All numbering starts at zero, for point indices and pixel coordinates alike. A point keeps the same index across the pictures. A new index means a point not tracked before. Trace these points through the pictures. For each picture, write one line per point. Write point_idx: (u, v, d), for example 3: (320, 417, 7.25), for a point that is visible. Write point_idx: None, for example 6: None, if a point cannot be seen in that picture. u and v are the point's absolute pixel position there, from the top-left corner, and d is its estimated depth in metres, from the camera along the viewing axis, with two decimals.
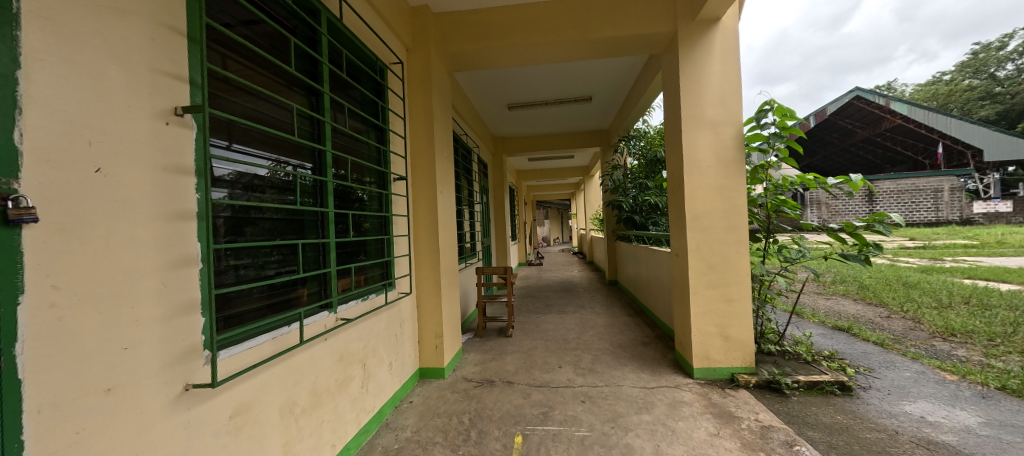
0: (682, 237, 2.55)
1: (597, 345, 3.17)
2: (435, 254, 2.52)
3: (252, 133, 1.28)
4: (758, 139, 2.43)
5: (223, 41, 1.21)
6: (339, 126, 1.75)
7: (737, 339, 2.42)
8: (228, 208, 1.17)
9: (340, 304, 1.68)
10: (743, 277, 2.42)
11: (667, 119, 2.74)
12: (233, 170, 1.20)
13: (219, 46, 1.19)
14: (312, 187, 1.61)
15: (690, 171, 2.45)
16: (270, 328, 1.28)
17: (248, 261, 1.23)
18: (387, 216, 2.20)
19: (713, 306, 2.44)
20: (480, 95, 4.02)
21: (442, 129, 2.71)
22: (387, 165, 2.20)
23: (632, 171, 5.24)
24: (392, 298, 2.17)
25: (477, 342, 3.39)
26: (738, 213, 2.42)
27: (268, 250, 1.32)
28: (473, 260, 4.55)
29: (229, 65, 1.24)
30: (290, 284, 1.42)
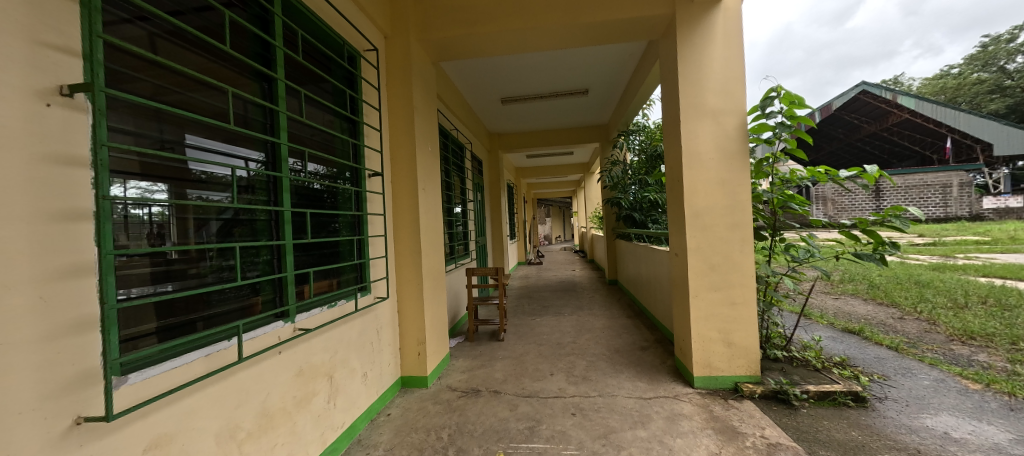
0: (681, 236, 2.37)
1: (593, 350, 3.00)
2: (417, 254, 2.36)
3: (184, 121, 1.14)
4: (764, 130, 2.25)
5: (170, 29, 1.12)
6: (297, 116, 1.58)
7: (741, 346, 2.24)
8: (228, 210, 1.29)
9: (299, 313, 1.53)
10: (747, 278, 2.24)
11: (665, 109, 2.55)
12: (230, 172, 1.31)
13: (165, 34, 1.11)
14: (265, 182, 1.46)
15: (690, 164, 2.27)
16: (203, 343, 1.13)
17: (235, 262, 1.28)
18: (363, 215, 2.04)
19: (715, 310, 2.26)
20: (471, 87, 3.86)
21: (424, 122, 2.54)
22: (361, 161, 2.04)
23: (632, 167, 5.04)
24: (365, 303, 2.01)
25: (467, 347, 3.22)
26: (741, 209, 2.24)
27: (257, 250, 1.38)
28: (466, 260, 4.39)
29: (169, 50, 1.12)
30: (235, 293, 1.28)
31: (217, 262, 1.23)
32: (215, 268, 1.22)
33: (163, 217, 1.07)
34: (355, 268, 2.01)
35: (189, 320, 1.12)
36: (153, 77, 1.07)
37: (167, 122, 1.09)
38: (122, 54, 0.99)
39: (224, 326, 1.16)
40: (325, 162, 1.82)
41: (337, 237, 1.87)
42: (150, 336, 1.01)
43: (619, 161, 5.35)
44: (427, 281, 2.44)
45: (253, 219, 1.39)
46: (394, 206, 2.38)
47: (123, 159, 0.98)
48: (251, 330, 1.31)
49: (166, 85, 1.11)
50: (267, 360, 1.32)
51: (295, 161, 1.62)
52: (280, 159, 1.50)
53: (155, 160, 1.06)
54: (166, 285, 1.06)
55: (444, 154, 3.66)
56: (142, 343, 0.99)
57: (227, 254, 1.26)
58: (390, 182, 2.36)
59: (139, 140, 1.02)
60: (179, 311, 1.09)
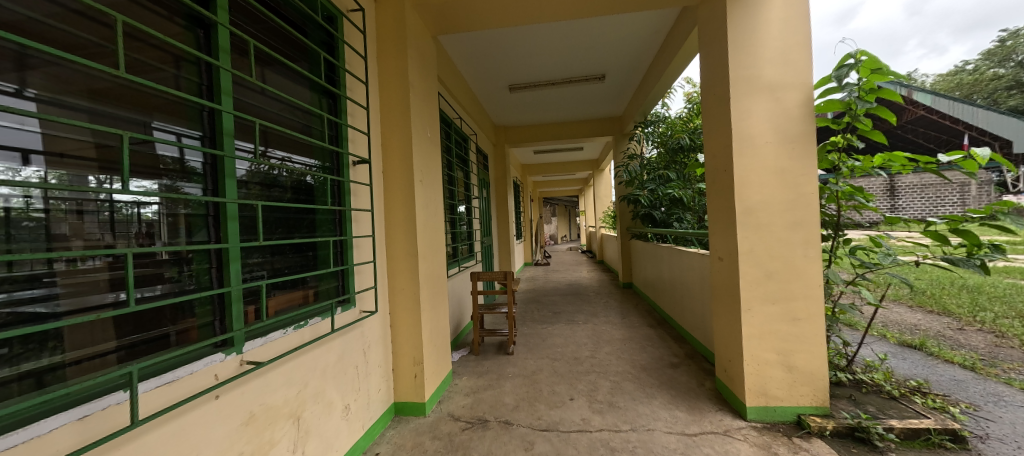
0: (728, 237, 1.96)
1: (617, 368, 2.61)
2: (413, 258, 1.99)
3: (127, 93, 0.87)
4: (836, 108, 1.85)
5: None
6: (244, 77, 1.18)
7: (806, 371, 1.83)
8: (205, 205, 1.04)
9: (249, 340, 1.14)
10: (814, 288, 1.83)
11: (706, 86, 2.15)
12: (203, 158, 1.04)
13: None
14: (203, 165, 1.05)
15: (742, 150, 1.86)
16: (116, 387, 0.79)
17: (210, 263, 1.05)
18: (345, 211, 1.65)
19: (773, 326, 1.85)
20: (476, 69, 3.50)
21: (422, 102, 2.17)
22: (343, 144, 1.67)
23: (651, 162, 4.64)
24: (342, 323, 1.60)
25: (471, 363, 2.84)
26: (808, 204, 1.83)
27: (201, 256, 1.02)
28: (470, 263, 4.02)
29: (130, 9, 0.91)
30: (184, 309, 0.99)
31: (205, 266, 1.04)
32: (201, 271, 1.03)
33: (152, 217, 0.91)
34: (336, 275, 1.65)
35: (164, 332, 0.94)
36: (132, 51, 0.90)
37: (105, 96, 0.82)
38: (91, 22, 0.82)
39: (105, 376, 0.74)
40: (291, 146, 1.43)
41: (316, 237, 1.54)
42: (114, 353, 0.83)
43: (636, 155, 4.91)
44: (424, 290, 2.05)
45: (211, 213, 1.06)
46: (386, 201, 2.00)
47: (77, 140, 0.78)
48: (152, 376, 0.87)
49: (147, 60, 0.93)
50: (198, 410, 0.94)
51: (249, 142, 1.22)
52: (223, 137, 1.08)
53: (127, 146, 0.86)
54: (151, 289, 0.89)
55: (446, 144, 3.28)
56: (100, 363, 0.80)
57: (200, 254, 1.03)
58: (380, 171, 1.98)
59: (99, 120, 0.81)
60: (151, 324, 0.91)
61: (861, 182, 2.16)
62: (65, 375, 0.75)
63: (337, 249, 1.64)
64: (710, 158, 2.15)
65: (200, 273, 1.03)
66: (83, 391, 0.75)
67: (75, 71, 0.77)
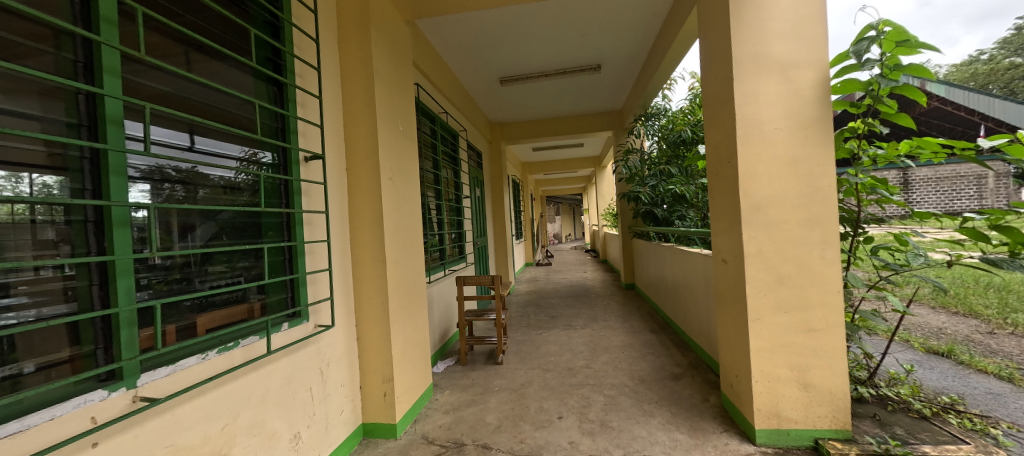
0: (733, 237, 1.74)
1: (613, 380, 2.39)
2: (380, 265, 1.79)
3: (52, 91, 0.82)
4: (854, 88, 1.62)
5: None
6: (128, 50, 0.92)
7: (824, 389, 1.61)
8: (88, 210, 0.86)
9: (143, 374, 0.94)
10: (833, 295, 1.59)
11: (708, 68, 1.92)
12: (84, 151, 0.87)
13: None
14: (79, 160, 0.86)
15: (748, 137, 1.64)
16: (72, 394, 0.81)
17: (78, 281, 0.85)
18: (294, 213, 1.47)
19: (787, 338, 1.62)
20: (463, 59, 3.30)
21: (392, 90, 1.96)
22: (292, 139, 1.47)
23: (651, 157, 4.41)
24: (287, 341, 1.40)
25: (456, 374, 2.63)
26: (825, 198, 1.59)
27: (83, 268, 0.85)
28: (461, 265, 3.82)
29: None
30: (65, 337, 0.82)
31: (84, 286, 0.86)
32: (84, 290, 0.86)
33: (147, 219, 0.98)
34: (285, 285, 1.47)
35: (90, 350, 0.87)
36: (53, 47, 0.83)
37: (54, 98, 0.82)
38: (18, 19, 0.77)
39: None
40: (224, 140, 1.25)
41: (268, 242, 1.42)
42: (60, 366, 0.81)
43: (635, 149, 4.68)
44: (394, 299, 1.85)
45: (91, 219, 0.87)
46: (351, 201, 1.81)
47: (29, 150, 0.77)
48: None
49: (66, 54, 0.85)
50: None
51: (226, 150, 1.26)
52: (109, 126, 0.88)
53: (71, 152, 0.85)
54: (75, 303, 0.84)
55: (430, 140, 3.08)
56: (56, 373, 0.80)
57: (79, 270, 0.85)
58: (342, 169, 1.78)
59: (50, 129, 0.81)
60: (90, 335, 0.86)
61: (884, 172, 1.92)
62: (21, 384, 0.75)
63: (285, 257, 1.46)
64: (713, 149, 1.92)
65: (82, 291, 0.86)
66: (45, 395, 0.77)
67: (17, 77, 0.76)
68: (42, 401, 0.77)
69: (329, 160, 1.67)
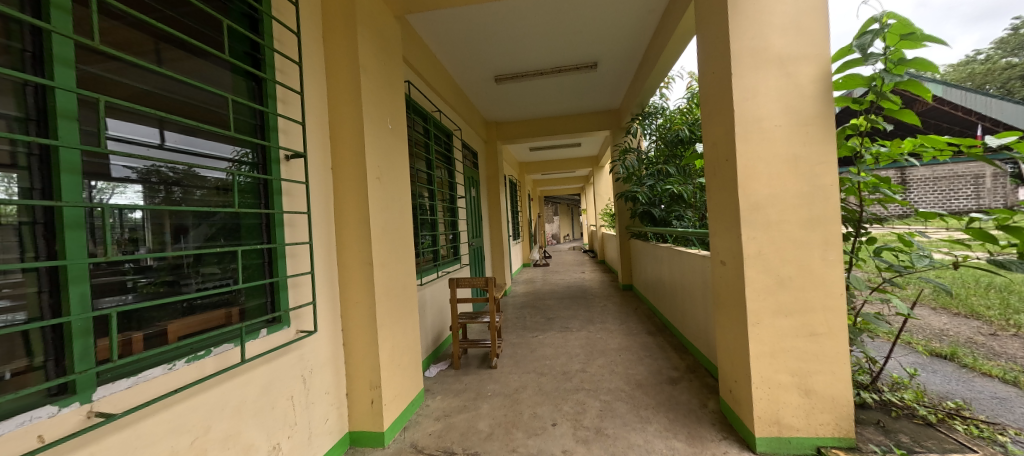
0: (731, 237, 1.68)
1: (609, 385, 2.33)
2: (367, 267, 1.73)
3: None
4: (857, 85, 1.56)
5: None
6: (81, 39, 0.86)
7: (826, 395, 1.55)
8: (38, 211, 0.80)
9: (100, 386, 0.88)
10: (835, 298, 1.54)
11: (705, 63, 1.86)
12: (30, 146, 0.80)
13: None
14: (27, 157, 0.80)
15: (747, 135, 1.58)
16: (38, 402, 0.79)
17: (27, 286, 0.79)
18: (274, 214, 1.41)
19: (787, 343, 1.57)
20: (456, 56, 3.24)
21: (380, 87, 1.90)
22: (271, 136, 1.41)
23: (649, 157, 4.36)
24: (265, 348, 1.33)
25: (449, 379, 2.57)
26: (827, 197, 1.54)
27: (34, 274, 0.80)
28: (456, 267, 3.76)
29: None
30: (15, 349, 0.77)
31: (32, 294, 0.80)
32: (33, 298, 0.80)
33: (136, 221, 0.99)
34: (266, 288, 1.42)
35: (36, 363, 0.80)
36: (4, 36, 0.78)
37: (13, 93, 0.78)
38: None
39: None
40: (198, 136, 1.19)
41: (247, 245, 1.36)
42: (8, 378, 0.75)
43: (633, 149, 4.62)
44: (382, 303, 1.79)
45: (43, 220, 0.81)
46: (336, 201, 1.75)
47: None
48: None
49: (14, 43, 0.79)
50: None
51: (218, 151, 1.26)
52: (60, 121, 0.82)
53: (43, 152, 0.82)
54: (21, 313, 0.77)
55: (422, 139, 3.02)
56: (25, 381, 0.78)
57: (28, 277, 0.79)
58: (327, 168, 1.72)
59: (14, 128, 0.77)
60: (43, 346, 0.81)
61: (887, 171, 1.86)
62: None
63: (265, 259, 1.40)
64: (710, 146, 1.86)
65: (30, 299, 0.79)
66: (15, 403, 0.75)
67: None
68: (10, 409, 0.75)
69: (311, 158, 1.60)
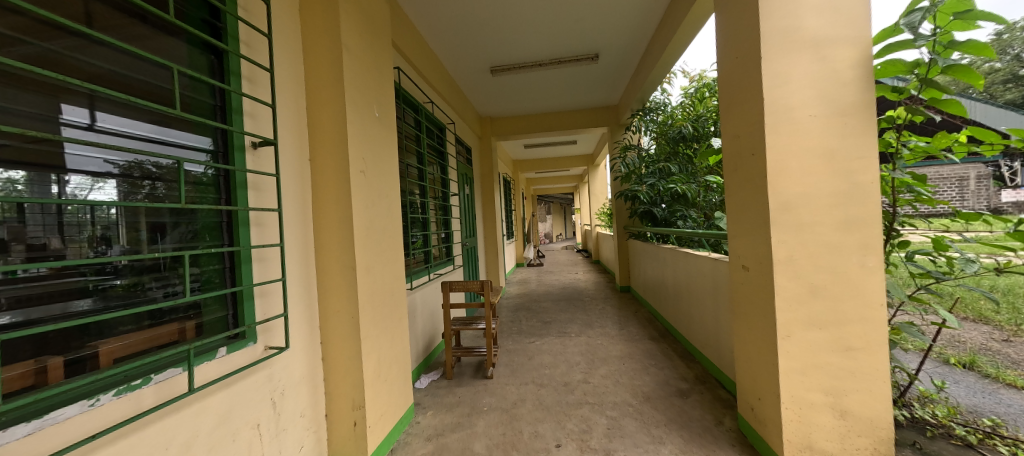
0: (757, 241, 1.51)
1: (615, 398, 2.16)
2: (350, 272, 1.53)
3: None
4: (899, 71, 1.41)
5: None
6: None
7: (862, 417, 1.40)
8: None
9: None
10: (874, 308, 1.38)
11: (726, 47, 1.69)
12: None
13: None
14: None
15: (779, 126, 1.41)
16: None
17: None
18: (236, 211, 1.18)
19: (821, 358, 1.41)
20: (450, 44, 3.04)
21: (366, 69, 1.70)
22: (234, 120, 1.19)
23: (649, 154, 4.21)
24: (222, 372, 1.11)
25: (441, 391, 2.37)
26: (866, 197, 1.38)
27: None
28: (448, 268, 3.56)
29: None
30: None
31: None
32: None
33: (111, 217, 0.90)
34: (227, 298, 1.21)
35: None
36: None
37: None
38: None
39: None
40: (138, 118, 0.97)
41: (201, 247, 1.15)
42: None
43: (633, 146, 4.47)
44: (366, 312, 1.58)
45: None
46: (315, 197, 1.54)
47: None
48: None
49: None
50: None
51: (197, 142, 1.13)
52: None
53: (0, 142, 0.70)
54: None
55: (413, 132, 2.81)
56: None
57: None
58: (303, 159, 1.51)
59: None
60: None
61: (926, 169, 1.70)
62: None
63: (225, 265, 1.19)
64: (731, 140, 1.70)
65: None
66: None
67: None
68: None
69: (281, 146, 1.37)
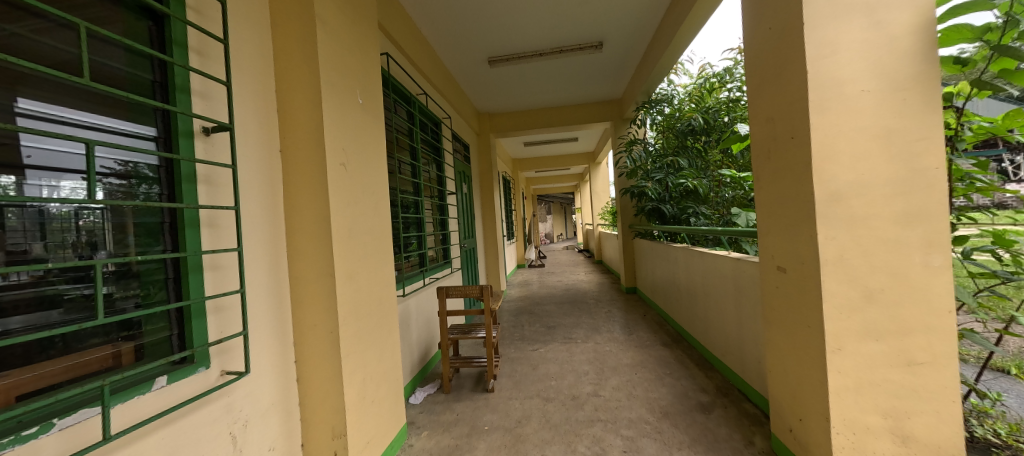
0: (798, 239, 1.31)
1: (630, 414, 1.96)
2: (327, 280, 1.32)
3: None
4: (964, 38, 1.23)
5: None
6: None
7: (928, 443, 1.19)
8: None
9: None
10: (941, 315, 1.18)
11: (757, 17, 1.48)
12: None
13: None
14: None
15: (825, 104, 1.21)
16: None
17: None
18: (183, 209, 0.98)
19: (878, 375, 1.21)
20: (444, 30, 2.84)
21: (346, 48, 1.50)
22: (178, 99, 0.99)
23: (656, 149, 4.00)
24: (159, 408, 0.89)
25: (438, 407, 2.16)
26: (929, 185, 1.18)
27: None
28: (445, 271, 3.35)
29: None
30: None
31: None
32: None
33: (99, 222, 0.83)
34: (172, 315, 0.99)
35: None
36: None
37: None
38: None
39: None
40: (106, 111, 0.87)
41: (146, 253, 0.94)
42: None
43: (638, 140, 4.25)
44: (349, 325, 1.38)
45: None
46: (287, 195, 1.34)
47: None
48: None
49: None
50: None
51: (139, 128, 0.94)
52: None
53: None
54: None
55: (405, 125, 2.61)
56: None
57: None
58: (272, 150, 1.31)
59: None
60: None
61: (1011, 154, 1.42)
62: None
63: (170, 275, 0.98)
64: (762, 123, 1.49)
65: None
66: None
67: None
68: None
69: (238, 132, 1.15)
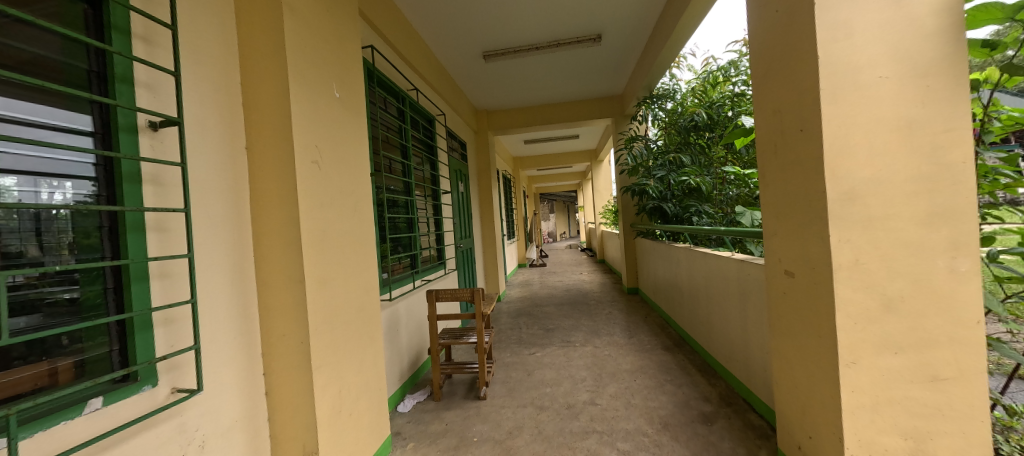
0: (807, 241, 1.20)
1: (627, 425, 1.85)
2: (296, 287, 1.23)
3: None
4: (994, 18, 1.10)
5: None
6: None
7: None
8: None
9: None
10: (969, 326, 1.06)
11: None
12: None
13: None
14: None
15: (838, 92, 1.09)
16: None
17: None
18: (124, 212, 0.88)
19: (897, 392, 1.09)
20: (435, 22, 2.74)
21: (320, 38, 1.40)
22: (118, 90, 0.90)
23: (658, 146, 3.87)
24: (92, 434, 0.80)
25: (426, 416, 2.07)
26: (956, 181, 1.05)
27: None
28: (439, 272, 3.25)
29: None
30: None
31: None
32: None
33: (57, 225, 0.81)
34: (112, 329, 0.90)
35: None
36: None
37: None
38: None
39: None
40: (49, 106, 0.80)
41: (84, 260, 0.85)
42: None
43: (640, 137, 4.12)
44: (321, 335, 1.29)
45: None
46: (253, 195, 1.25)
47: None
48: None
49: None
50: None
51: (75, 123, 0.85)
52: None
53: None
54: None
55: (395, 122, 2.52)
56: None
57: None
58: (237, 147, 1.22)
59: None
60: None
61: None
62: None
63: (109, 285, 0.89)
64: (768, 115, 1.37)
65: None
66: None
67: None
68: None
69: (193, 127, 1.06)
